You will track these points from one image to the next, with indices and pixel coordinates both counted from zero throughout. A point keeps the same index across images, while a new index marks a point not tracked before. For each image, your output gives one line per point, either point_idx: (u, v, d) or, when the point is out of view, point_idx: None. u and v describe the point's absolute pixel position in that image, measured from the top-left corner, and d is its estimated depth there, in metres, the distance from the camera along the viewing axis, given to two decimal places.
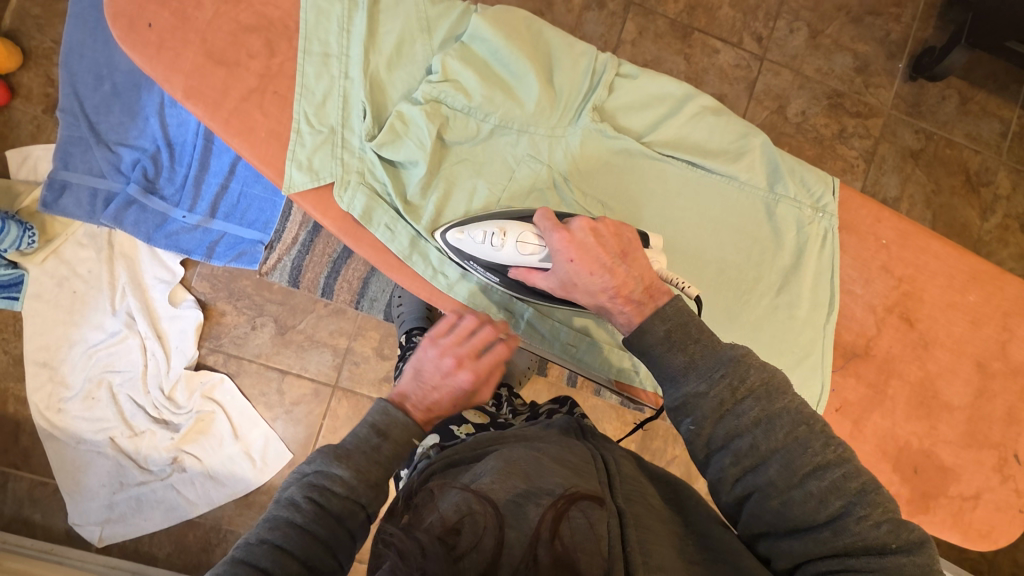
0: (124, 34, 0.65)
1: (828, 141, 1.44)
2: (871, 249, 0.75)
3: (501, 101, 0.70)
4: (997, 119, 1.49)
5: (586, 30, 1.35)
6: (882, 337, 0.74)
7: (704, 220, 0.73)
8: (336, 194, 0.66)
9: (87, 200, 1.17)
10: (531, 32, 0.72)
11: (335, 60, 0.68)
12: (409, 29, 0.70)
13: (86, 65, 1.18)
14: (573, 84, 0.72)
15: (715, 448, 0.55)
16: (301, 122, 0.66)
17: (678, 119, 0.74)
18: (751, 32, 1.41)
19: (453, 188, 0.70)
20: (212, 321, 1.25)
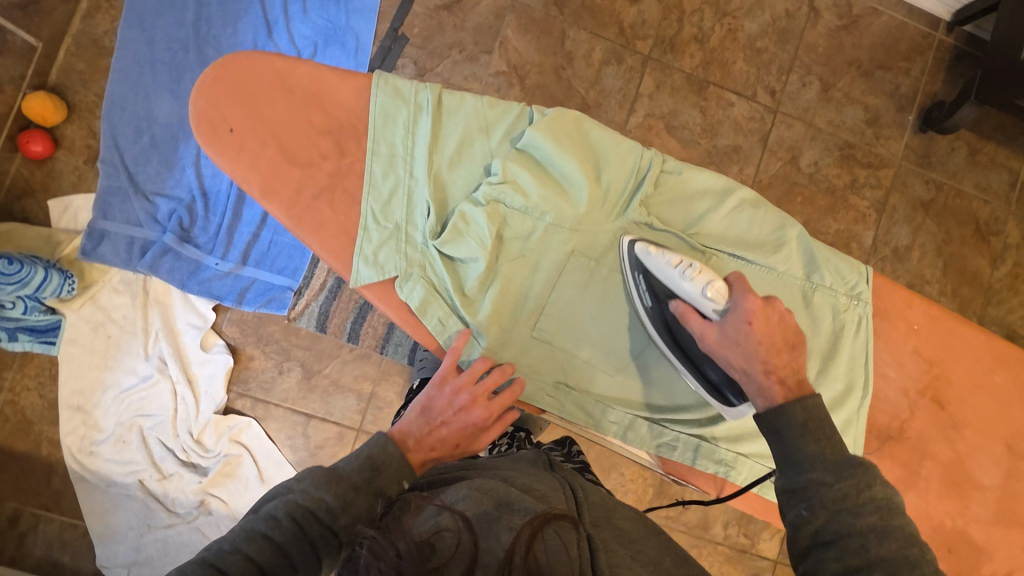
0: (204, 139, 0.65)
1: (840, 192, 1.48)
2: (902, 332, 0.67)
3: (557, 203, 0.68)
4: (1005, 170, 1.54)
5: (605, 84, 1.40)
6: (916, 422, 0.66)
7: None
8: (398, 287, 0.67)
9: (125, 248, 1.21)
10: (580, 132, 0.69)
11: (402, 160, 0.67)
12: (471, 130, 0.68)
13: (127, 118, 1.24)
14: (617, 181, 0.69)
15: (818, 541, 0.54)
16: (369, 220, 0.66)
17: (717, 213, 0.68)
18: (765, 86, 1.45)
19: (509, 283, 0.69)
20: (241, 366, 1.28)
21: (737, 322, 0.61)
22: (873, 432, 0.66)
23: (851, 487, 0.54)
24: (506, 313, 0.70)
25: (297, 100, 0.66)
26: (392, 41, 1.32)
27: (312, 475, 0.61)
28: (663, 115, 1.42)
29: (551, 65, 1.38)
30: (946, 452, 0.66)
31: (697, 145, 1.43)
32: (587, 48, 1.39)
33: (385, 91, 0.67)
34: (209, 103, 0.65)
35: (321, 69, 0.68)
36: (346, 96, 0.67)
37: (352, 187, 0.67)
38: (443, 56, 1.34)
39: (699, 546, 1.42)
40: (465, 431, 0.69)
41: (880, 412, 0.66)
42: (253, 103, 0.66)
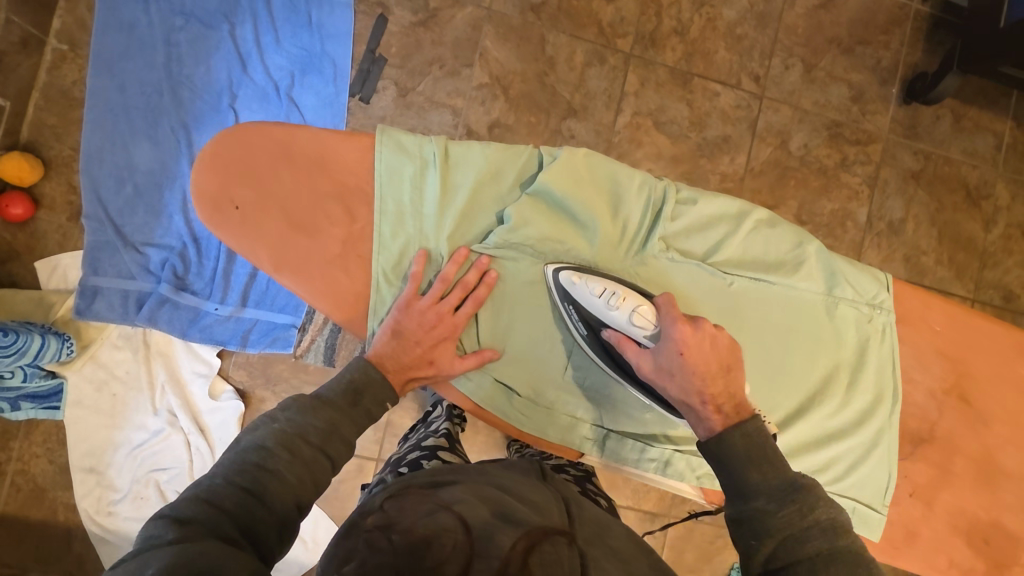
0: (211, 219, 0.63)
1: (832, 171, 1.48)
2: (924, 336, 0.67)
3: (571, 244, 0.67)
4: (990, 133, 1.55)
5: (590, 86, 1.38)
6: (944, 421, 0.66)
7: (778, 335, 0.66)
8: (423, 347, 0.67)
9: (120, 303, 1.18)
10: (593, 169, 0.67)
11: (411, 217, 0.66)
12: (480, 178, 0.67)
13: (106, 169, 1.20)
14: (633, 215, 0.67)
15: (773, 566, 0.55)
16: (383, 280, 0.66)
17: (737, 238, 0.67)
18: (749, 72, 1.44)
19: (530, 329, 0.69)
20: (252, 409, 1.26)
21: (669, 353, 0.62)
22: (904, 437, 0.66)
23: (796, 513, 0.56)
24: (530, 358, 0.69)
25: (300, 168, 0.65)
26: (370, 63, 1.29)
27: (297, 412, 0.62)
28: (651, 112, 1.41)
29: (534, 72, 1.36)
30: (976, 447, 0.66)
31: (687, 138, 1.42)
32: (569, 51, 1.37)
33: (390, 148, 0.66)
34: (212, 181, 0.64)
35: (321, 134, 0.66)
36: (349, 159, 0.66)
37: (364, 252, 0.66)
38: (424, 73, 1.31)
39: (726, 536, 1.43)
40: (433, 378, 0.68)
41: (908, 416, 0.67)
42: (256, 178, 0.64)
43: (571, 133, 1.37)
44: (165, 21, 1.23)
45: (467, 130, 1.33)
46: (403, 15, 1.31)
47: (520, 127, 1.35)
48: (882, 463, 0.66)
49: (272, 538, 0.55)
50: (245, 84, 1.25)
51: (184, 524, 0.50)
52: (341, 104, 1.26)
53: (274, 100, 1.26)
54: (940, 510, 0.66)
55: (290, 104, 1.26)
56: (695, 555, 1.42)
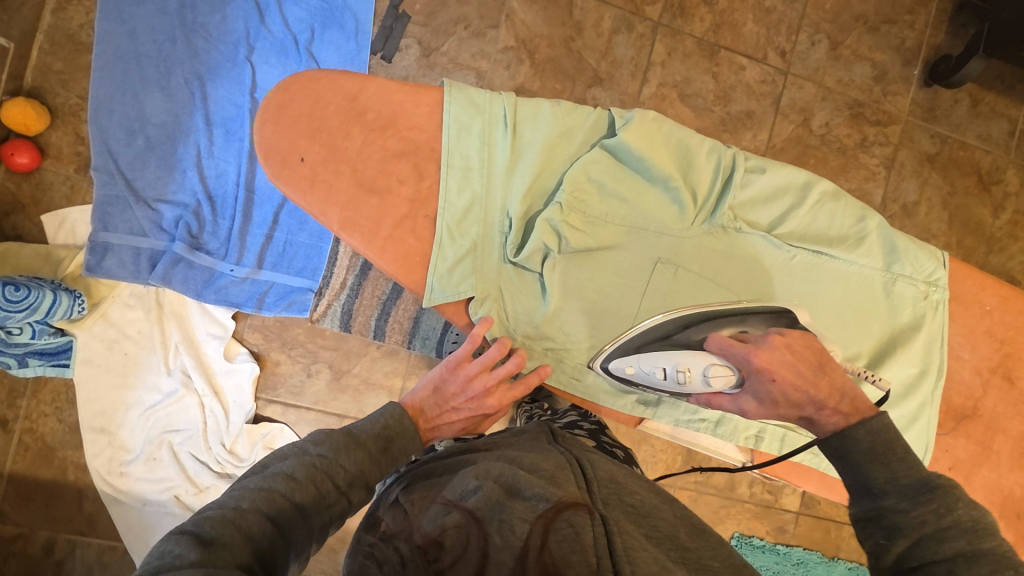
0: (275, 172, 0.60)
1: (851, 151, 1.48)
2: (975, 315, 0.68)
3: (636, 209, 0.65)
4: (1005, 119, 1.56)
5: (617, 54, 1.35)
6: (987, 399, 0.67)
7: (834, 307, 0.66)
8: (472, 310, 0.62)
9: (132, 260, 1.14)
10: (665, 132, 0.65)
11: (480, 174, 0.62)
12: (552, 138, 0.63)
13: (116, 120, 1.15)
14: (702, 181, 0.65)
15: (906, 567, 0.53)
16: (443, 237, 0.61)
17: (803, 210, 0.66)
18: (775, 47, 1.43)
19: (586, 295, 0.66)
20: (267, 372, 1.24)
21: (761, 387, 0.59)
22: (948, 412, 0.67)
23: (933, 513, 0.52)
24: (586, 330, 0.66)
25: (368, 124, 0.61)
26: (393, 20, 1.24)
27: (329, 440, 0.65)
28: (676, 83, 1.39)
29: (560, 37, 1.32)
30: (1017, 426, 0.67)
31: (712, 112, 1.41)
32: (597, 17, 1.34)
33: (460, 102, 0.62)
34: (276, 133, 0.61)
35: (391, 88, 0.63)
36: (418, 115, 0.62)
37: (426, 212, 0.62)
38: (448, 33, 1.28)
39: (729, 506, 1.47)
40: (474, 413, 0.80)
41: (954, 393, 0.67)
42: (323, 132, 0.61)
43: (595, 102, 1.35)
44: None
45: None
46: None
47: (545, 94, 1.33)
48: (922, 437, 0.66)
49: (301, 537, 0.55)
50: (263, 36, 1.20)
51: (209, 546, 0.45)
52: (363, 62, 1.22)
53: (293, 54, 1.21)
54: (977, 483, 0.66)
55: (309, 59, 1.21)
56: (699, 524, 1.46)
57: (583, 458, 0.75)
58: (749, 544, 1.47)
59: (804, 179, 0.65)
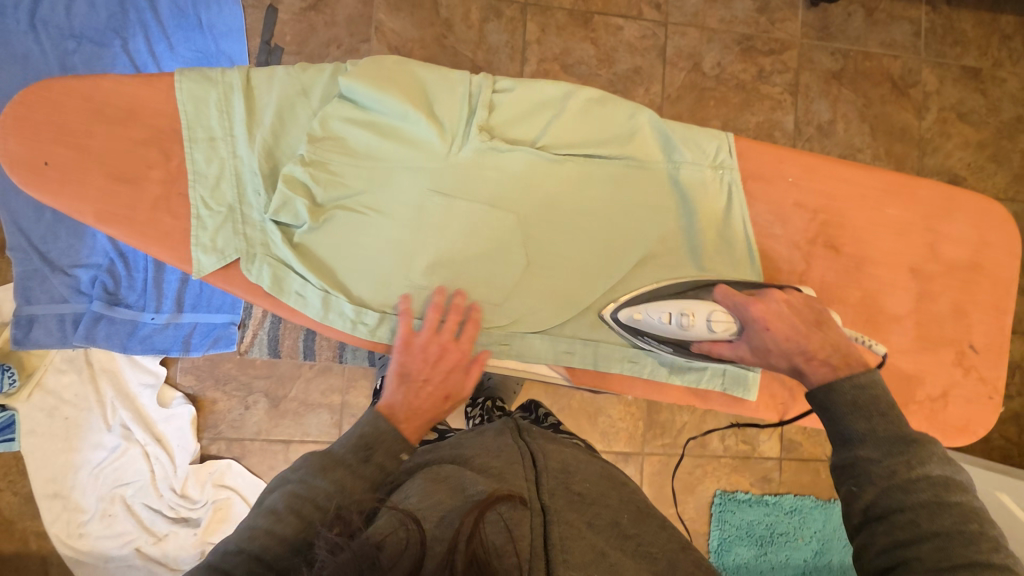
0: (24, 178, 0.65)
1: (750, 85, 1.47)
2: (779, 189, 0.75)
3: (394, 149, 0.69)
4: (905, 21, 1.54)
5: (491, 41, 1.38)
6: (813, 269, 0.74)
7: (610, 204, 0.73)
8: (243, 269, 0.67)
9: (57, 327, 1.18)
10: (404, 73, 0.70)
11: (222, 141, 0.68)
12: (288, 97, 0.69)
13: (23, 199, 1.21)
14: (452, 110, 0.70)
15: (871, 515, 0.58)
16: (199, 208, 0.67)
17: (565, 119, 0.72)
18: (649, 2, 1.44)
19: (357, 237, 0.69)
20: (206, 411, 1.27)
21: (758, 335, 0.67)
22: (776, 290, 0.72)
23: (903, 464, 0.57)
24: (370, 269, 0.70)
25: (108, 118, 0.66)
26: (267, 55, 1.32)
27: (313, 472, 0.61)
28: (557, 56, 1.41)
29: (431, 36, 1.36)
30: (852, 292, 0.74)
31: (597, 77, 1.42)
32: (464, 10, 1.37)
33: (191, 80, 0.67)
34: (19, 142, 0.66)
35: (123, 81, 0.68)
36: (157, 102, 0.68)
37: (179, 190, 0.68)
38: (323, 56, 1.33)
39: (705, 464, 1.41)
40: (451, 377, 0.71)
41: (777, 272, 0.74)
42: (66, 134, 0.66)
43: None
44: (58, 48, 1.24)
45: None
46: (292, 2, 1.32)
47: None
48: None
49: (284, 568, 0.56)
50: None
51: None
52: None
53: None
54: None
55: None
56: (676, 488, 1.40)
57: (535, 446, 0.70)
58: (733, 499, 1.41)
59: (559, 91, 0.71)
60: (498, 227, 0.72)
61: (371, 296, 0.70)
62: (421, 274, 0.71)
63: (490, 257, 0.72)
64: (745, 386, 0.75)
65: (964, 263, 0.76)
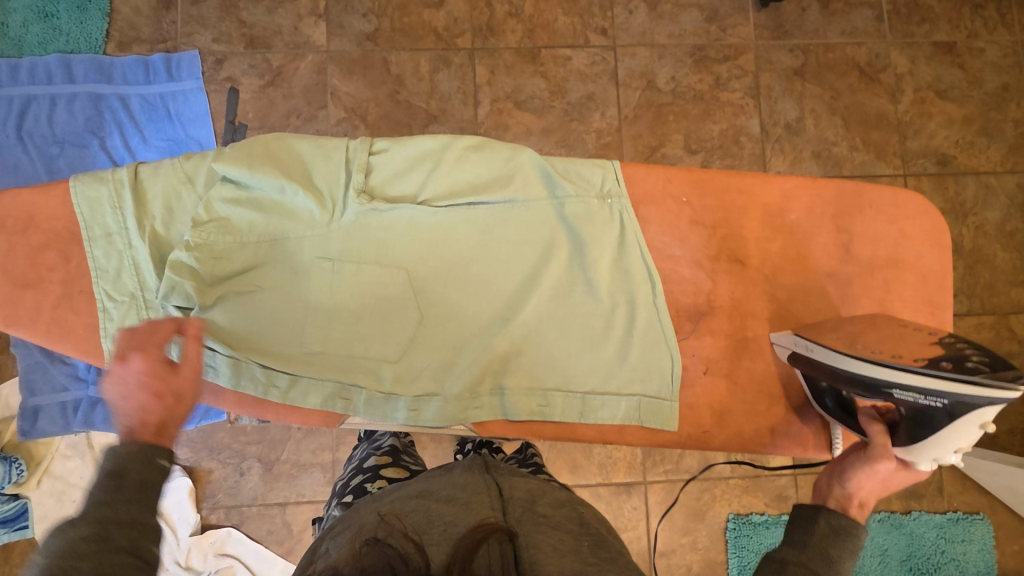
0: None
1: (709, 94, 1.45)
2: (674, 210, 0.83)
3: (281, 221, 0.76)
4: (865, 7, 1.50)
5: (443, 89, 1.42)
6: (719, 287, 0.82)
7: (494, 245, 0.79)
8: (153, 351, 0.73)
9: (60, 415, 1.24)
10: (281, 148, 0.76)
11: (117, 236, 0.74)
12: (173, 186, 0.75)
13: None
14: (333, 177, 0.77)
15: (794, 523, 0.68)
16: (105, 301, 0.74)
17: (444, 171, 0.78)
18: (594, 29, 1.45)
19: (254, 307, 0.75)
20: (203, 481, 1.30)
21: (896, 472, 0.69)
22: (683, 313, 0.81)
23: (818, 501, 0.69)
24: (269, 336, 0.75)
25: (10, 229, 0.74)
26: (232, 134, 1.36)
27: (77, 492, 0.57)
28: (509, 94, 1.43)
29: (385, 93, 1.41)
30: (764, 304, 0.81)
31: (552, 108, 1.43)
32: (413, 65, 1.42)
33: (85, 182, 0.74)
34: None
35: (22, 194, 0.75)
36: (52, 208, 0.75)
37: (87, 284, 0.75)
38: (284, 127, 1.39)
39: (712, 488, 1.36)
40: (170, 399, 0.63)
41: (683, 292, 0.81)
42: None
43: None
44: (43, 154, 1.34)
45: None
46: (251, 81, 1.40)
47: None
48: (655, 327, 0.79)
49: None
50: None
51: None
52: None
53: None
54: (745, 377, 0.80)
55: None
56: (684, 517, 1.34)
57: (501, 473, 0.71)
58: (748, 522, 1.34)
59: (433, 147, 0.78)
60: (388, 282, 0.78)
61: (271, 363, 0.74)
62: (316, 337, 0.76)
63: (383, 311, 0.77)
64: (663, 416, 0.78)
65: (880, 261, 0.82)
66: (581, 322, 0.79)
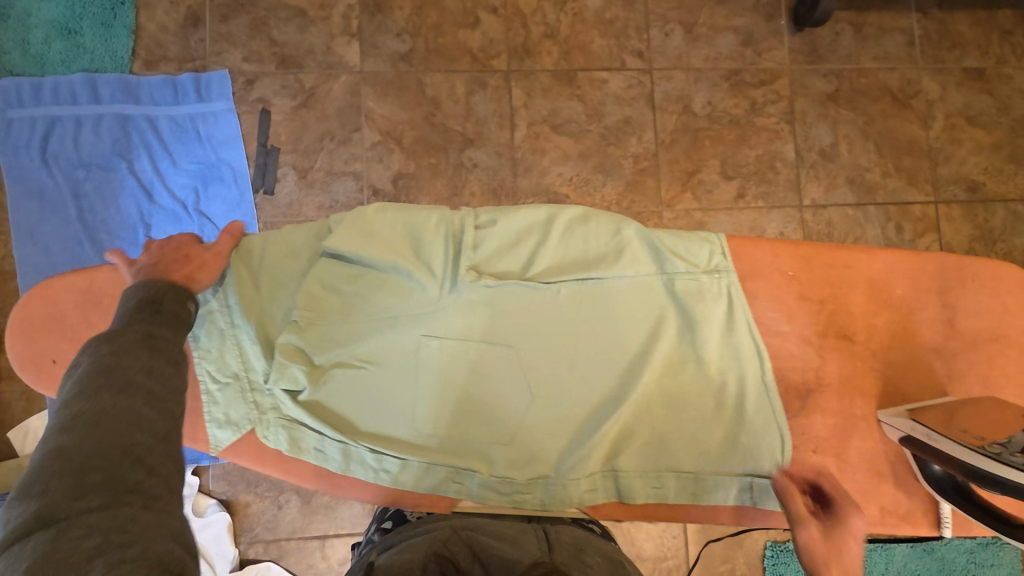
0: (40, 377, 0.80)
1: (744, 120, 1.45)
2: (781, 284, 0.81)
3: (386, 299, 0.77)
4: (897, 32, 1.50)
5: (479, 112, 1.40)
6: (827, 364, 0.80)
7: (599, 321, 0.79)
8: (260, 435, 0.76)
9: None
10: (386, 224, 0.79)
11: (220, 315, 0.77)
12: (277, 262, 0.79)
13: None
14: (439, 253, 0.78)
15: None
16: (209, 382, 0.76)
17: (548, 246, 0.79)
18: (630, 51, 1.44)
19: (359, 387, 0.77)
20: (241, 515, 1.28)
21: None
22: (793, 391, 0.80)
23: None
24: (375, 419, 0.77)
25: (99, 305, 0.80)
26: (264, 156, 1.35)
27: (122, 337, 0.62)
28: (545, 118, 1.41)
29: (420, 116, 1.39)
30: (871, 382, 0.80)
31: (588, 132, 1.42)
32: (449, 86, 1.40)
33: (193, 261, 0.78)
34: (25, 345, 0.80)
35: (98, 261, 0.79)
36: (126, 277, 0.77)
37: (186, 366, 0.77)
38: (318, 150, 1.36)
39: None
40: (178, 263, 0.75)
41: (791, 369, 0.80)
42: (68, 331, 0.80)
43: (473, 162, 1.39)
44: (69, 177, 1.30)
45: (372, 190, 1.36)
46: (283, 103, 1.36)
47: (423, 172, 1.38)
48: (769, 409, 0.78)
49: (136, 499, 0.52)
50: (156, 211, 1.31)
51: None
52: (248, 204, 1.33)
53: (185, 219, 1.31)
54: (854, 456, 0.79)
55: (200, 217, 1.32)
56: (721, 543, 1.35)
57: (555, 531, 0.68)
58: (787, 550, 1.35)
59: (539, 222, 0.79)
60: (491, 361, 0.78)
61: (379, 445, 0.77)
62: (423, 419, 0.77)
63: (487, 392, 0.78)
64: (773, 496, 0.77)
65: (985, 336, 0.81)
66: (689, 404, 0.78)
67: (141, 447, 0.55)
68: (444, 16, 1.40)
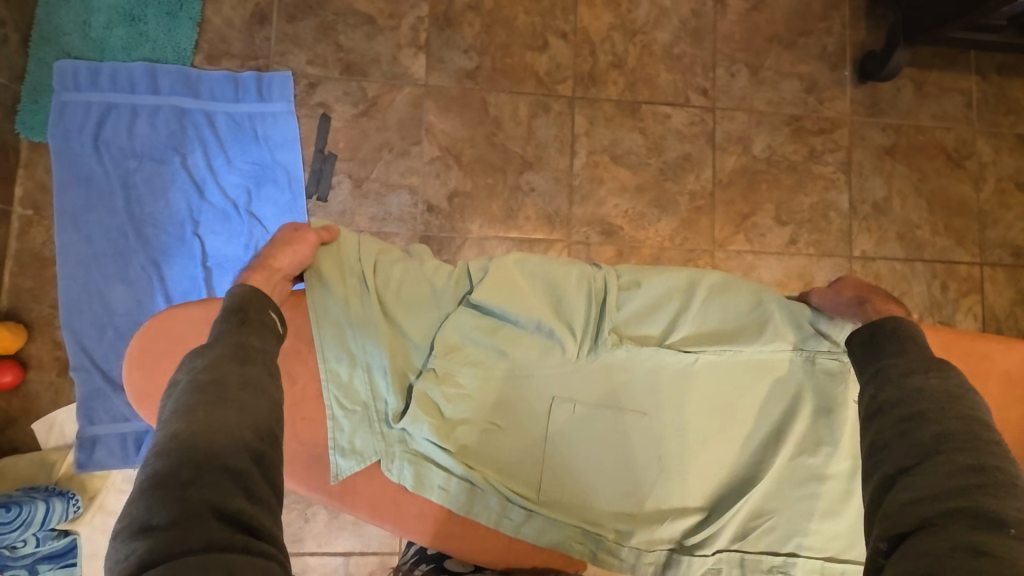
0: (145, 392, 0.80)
1: (802, 166, 1.45)
2: (888, 360, 0.83)
3: (525, 355, 0.82)
4: (956, 93, 1.51)
5: (540, 135, 1.39)
6: None
7: (724, 393, 0.83)
8: (385, 469, 0.80)
9: (119, 447, 1.19)
10: (528, 280, 0.84)
11: (352, 340, 0.81)
12: (414, 303, 0.83)
13: (87, 319, 1.23)
14: (582, 313, 0.83)
15: None
16: (335, 407, 0.80)
17: (689, 314, 0.84)
18: (695, 88, 1.43)
19: (487, 436, 0.82)
20: None
21: None
22: None
23: None
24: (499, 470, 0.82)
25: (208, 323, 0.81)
26: (321, 162, 1.31)
27: (214, 349, 0.65)
28: (606, 147, 1.40)
29: (481, 134, 1.37)
30: None
31: (647, 165, 1.41)
32: (512, 107, 1.38)
33: (320, 281, 0.82)
34: (141, 375, 0.81)
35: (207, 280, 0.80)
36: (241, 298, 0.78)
37: (315, 391, 0.82)
38: (375, 160, 1.34)
39: None
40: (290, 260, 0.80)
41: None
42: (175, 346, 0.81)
43: (530, 185, 1.37)
44: (119, 166, 1.26)
45: (427, 206, 1.34)
46: (344, 109, 1.34)
47: (479, 191, 1.36)
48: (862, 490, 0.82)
49: (241, 500, 0.54)
50: (206, 209, 1.28)
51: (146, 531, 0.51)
52: (300, 209, 1.29)
53: (235, 219, 1.28)
54: None
55: (251, 218, 1.28)
56: None
57: None
58: None
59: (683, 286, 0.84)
60: (619, 421, 0.83)
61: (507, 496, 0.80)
62: (549, 471, 0.82)
63: (610, 454, 0.83)
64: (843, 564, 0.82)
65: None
66: (801, 481, 0.82)
67: (242, 472, 0.56)
68: (513, 36, 1.39)
